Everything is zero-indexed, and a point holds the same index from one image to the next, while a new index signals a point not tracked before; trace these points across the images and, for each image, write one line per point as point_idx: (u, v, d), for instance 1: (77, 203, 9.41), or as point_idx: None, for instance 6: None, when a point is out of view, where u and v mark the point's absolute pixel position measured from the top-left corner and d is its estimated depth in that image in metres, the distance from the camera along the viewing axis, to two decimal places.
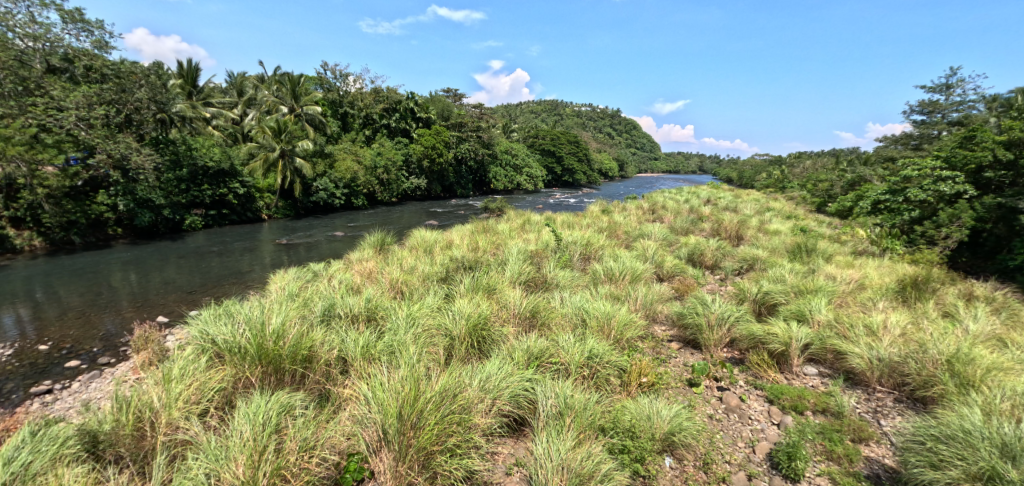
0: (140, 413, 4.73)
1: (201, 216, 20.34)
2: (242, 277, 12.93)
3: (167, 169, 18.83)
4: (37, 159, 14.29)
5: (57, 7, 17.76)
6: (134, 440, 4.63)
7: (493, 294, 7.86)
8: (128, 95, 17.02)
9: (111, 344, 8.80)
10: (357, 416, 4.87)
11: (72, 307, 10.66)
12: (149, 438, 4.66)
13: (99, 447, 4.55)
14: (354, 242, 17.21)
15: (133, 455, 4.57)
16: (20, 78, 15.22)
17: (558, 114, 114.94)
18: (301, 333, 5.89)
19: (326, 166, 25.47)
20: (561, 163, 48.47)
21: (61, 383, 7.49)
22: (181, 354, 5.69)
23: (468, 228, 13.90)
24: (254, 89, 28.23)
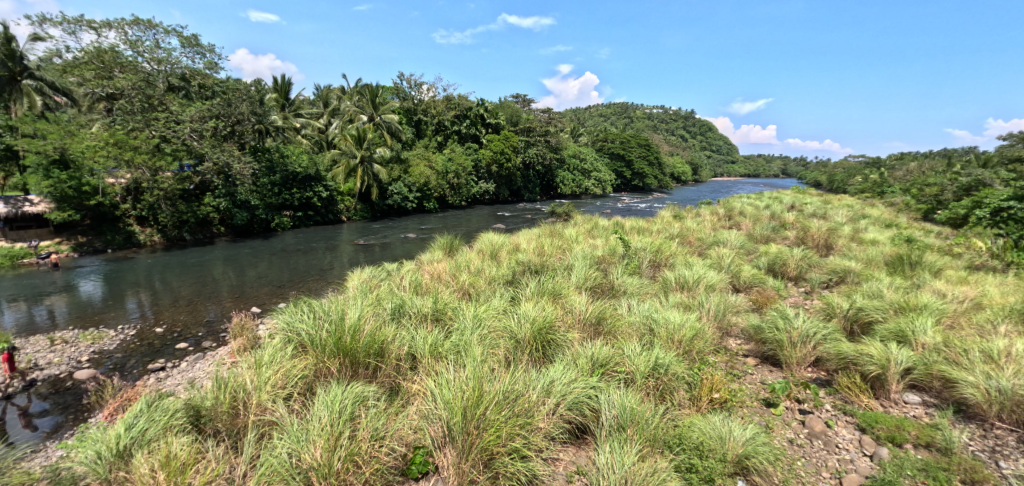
0: (235, 393, 5.22)
1: (290, 217, 22.09)
2: (323, 274, 13.83)
3: (263, 175, 20.65)
4: (158, 166, 16.79)
5: (178, 34, 20.12)
6: (230, 417, 5.09)
7: (558, 298, 7.85)
8: (232, 109, 18.87)
9: (212, 330, 9.78)
10: (424, 412, 5.05)
11: (182, 296, 12.00)
12: (242, 416, 5.11)
13: (201, 421, 5.06)
14: (424, 244, 17.84)
15: (228, 430, 5.04)
16: (147, 97, 17.73)
17: (628, 116, 112.10)
18: (375, 329, 6.21)
19: (401, 171, 26.58)
20: (630, 167, 47.18)
21: (172, 362, 8.42)
22: (271, 342, 6.23)
23: (536, 232, 13.93)
24: (338, 100, 30.11)
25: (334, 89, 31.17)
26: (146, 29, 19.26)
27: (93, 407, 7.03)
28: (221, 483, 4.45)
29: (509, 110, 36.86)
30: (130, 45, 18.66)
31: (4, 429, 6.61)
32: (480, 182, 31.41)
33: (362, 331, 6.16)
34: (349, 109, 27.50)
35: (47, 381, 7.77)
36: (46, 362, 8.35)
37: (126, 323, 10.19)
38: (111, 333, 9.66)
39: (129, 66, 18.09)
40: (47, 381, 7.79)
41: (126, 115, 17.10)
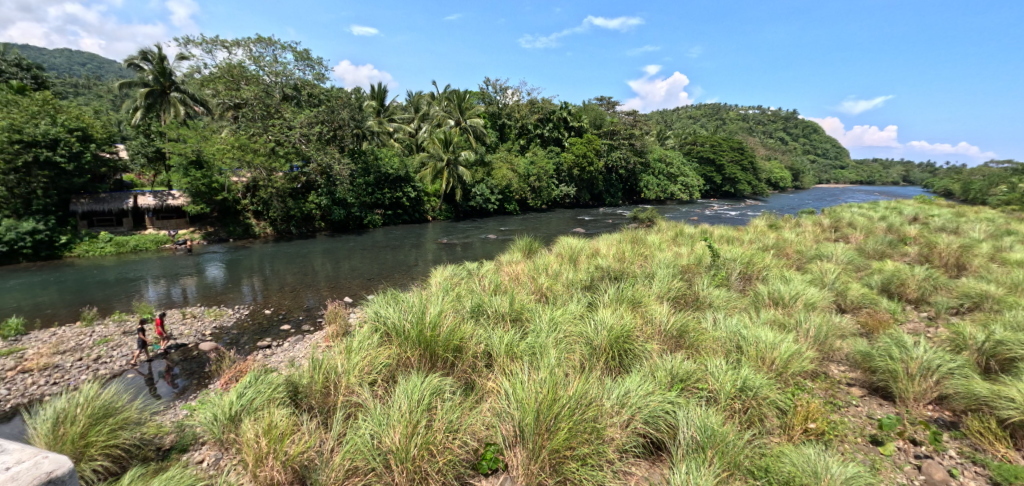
0: (327, 375, 5.68)
1: (381, 215, 23.53)
2: (409, 269, 14.53)
3: (359, 176, 22.18)
4: (272, 167, 18.73)
5: (292, 49, 22.25)
6: (322, 395, 5.55)
7: (638, 307, 7.56)
8: (335, 116, 20.43)
9: (311, 315, 10.68)
10: (497, 409, 5.10)
11: (288, 283, 13.23)
12: (333, 396, 5.52)
13: (298, 397, 5.56)
14: (505, 245, 18.09)
15: (320, 408, 5.47)
16: (266, 105, 19.73)
17: (722, 118, 105.60)
18: (454, 325, 6.42)
19: (485, 173, 27.18)
20: (721, 172, 44.09)
21: (277, 341, 9.30)
22: (360, 330, 6.69)
23: (616, 237, 13.57)
24: (428, 106, 31.47)
25: (425, 94, 32.58)
26: (267, 46, 21.54)
27: (213, 375, 7.95)
28: (312, 455, 4.77)
29: (593, 113, 35.30)
30: (254, 60, 20.89)
31: (145, 387, 7.65)
32: (561, 185, 31.27)
33: (442, 326, 6.38)
34: (438, 113, 28.35)
35: (179, 349, 8.94)
36: (178, 332, 9.62)
37: (241, 304, 11.42)
38: (229, 312, 10.89)
39: (252, 80, 20.26)
40: (178, 349, 8.95)
41: (249, 122, 19.17)
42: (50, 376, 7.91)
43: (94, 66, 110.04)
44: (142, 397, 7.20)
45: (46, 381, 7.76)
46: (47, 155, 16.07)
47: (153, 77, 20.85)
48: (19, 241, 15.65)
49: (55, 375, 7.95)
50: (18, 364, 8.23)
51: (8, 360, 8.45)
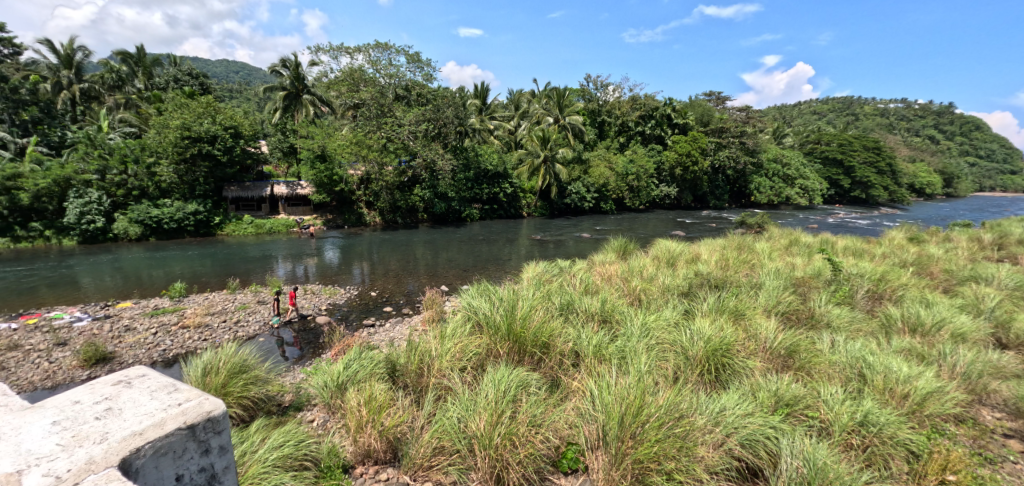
0: (422, 357, 5.95)
1: (478, 209, 24.37)
2: (502, 263, 14.81)
3: (460, 171, 23.08)
4: (383, 161, 20.20)
5: (405, 52, 23.67)
6: (416, 376, 5.82)
7: (740, 320, 6.94)
8: (440, 114, 21.33)
9: (410, 299, 11.32)
10: (581, 409, 4.96)
11: (392, 268, 14.18)
12: (426, 378, 5.77)
13: (396, 375, 5.91)
14: (599, 244, 17.70)
15: (414, 387, 5.74)
16: (380, 105, 21.16)
17: (855, 113, 93.61)
18: (543, 322, 6.42)
19: (582, 171, 26.81)
20: (850, 175, 38.82)
21: (380, 321, 9.99)
22: (455, 318, 6.99)
23: (720, 243, 12.62)
24: (528, 103, 31.69)
25: (526, 92, 32.93)
26: (383, 50, 23.13)
27: (325, 346, 8.71)
28: (404, 429, 5.00)
29: (700, 109, 32.25)
30: (372, 64, 22.60)
31: (272, 351, 8.59)
32: (661, 185, 29.93)
33: (531, 322, 6.44)
34: (537, 111, 28.49)
35: (300, 320, 10.01)
36: (301, 305, 10.78)
37: (351, 285, 12.47)
38: (341, 291, 11.93)
39: (370, 82, 21.87)
40: (300, 320, 10.01)
41: (365, 120, 20.73)
42: (201, 332, 9.21)
43: (245, 74, 126.43)
44: (270, 358, 8.05)
45: (198, 336, 9.05)
46: (207, 149, 18.99)
47: (290, 80, 23.26)
48: (185, 220, 18.81)
49: (205, 332, 9.24)
50: (180, 320, 9.76)
51: (173, 316, 10.05)
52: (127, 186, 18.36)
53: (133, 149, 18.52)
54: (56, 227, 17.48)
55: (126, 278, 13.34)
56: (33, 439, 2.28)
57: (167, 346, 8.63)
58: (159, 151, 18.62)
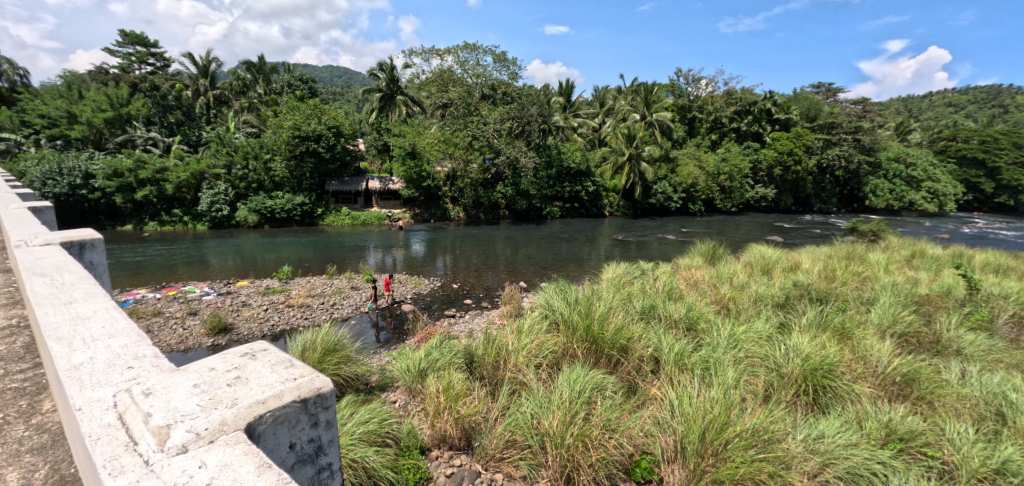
0: (498, 351, 6.00)
1: (559, 207, 24.35)
2: (582, 263, 14.56)
3: (543, 169, 23.12)
4: (468, 158, 20.96)
5: (492, 52, 24.05)
6: (493, 368, 5.86)
7: (846, 339, 6.20)
8: (524, 112, 21.37)
9: (489, 293, 11.47)
10: (657, 419, 4.66)
11: (473, 263, 14.48)
12: (501, 371, 5.78)
13: (473, 365, 6.01)
14: (684, 248, 16.81)
15: (490, 378, 5.78)
16: (466, 104, 21.62)
17: (1003, 105, 80.60)
18: (622, 324, 6.20)
19: (668, 170, 25.72)
20: (994, 178, 33.47)
21: (460, 312, 10.24)
22: (532, 314, 7.02)
23: (825, 251, 11.41)
24: (614, 100, 30.89)
25: (613, 88, 32.18)
26: (471, 51, 23.68)
27: (409, 333, 9.09)
28: (479, 419, 5.02)
29: (805, 103, 29.89)
30: (460, 64, 23.29)
31: (363, 333, 9.15)
32: (757, 186, 27.91)
33: (609, 323, 6.24)
34: (624, 108, 27.61)
35: (389, 306, 10.54)
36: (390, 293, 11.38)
37: (434, 277, 12.91)
38: (425, 282, 12.40)
39: (457, 82, 22.53)
40: (388, 306, 10.56)
41: (452, 119, 21.35)
42: (303, 312, 10.02)
43: (347, 78, 136.15)
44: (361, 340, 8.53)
45: (300, 315, 9.85)
46: (313, 147, 20.68)
47: (386, 83, 24.63)
48: (293, 211, 20.63)
49: (306, 312, 10.06)
50: (286, 300, 10.72)
51: (280, 296, 11.04)
52: (247, 180, 20.53)
53: (253, 147, 20.60)
54: (191, 213, 20.11)
55: (242, 260, 14.89)
56: (166, 398, 1.77)
57: (274, 321, 9.49)
58: (274, 148, 20.79)
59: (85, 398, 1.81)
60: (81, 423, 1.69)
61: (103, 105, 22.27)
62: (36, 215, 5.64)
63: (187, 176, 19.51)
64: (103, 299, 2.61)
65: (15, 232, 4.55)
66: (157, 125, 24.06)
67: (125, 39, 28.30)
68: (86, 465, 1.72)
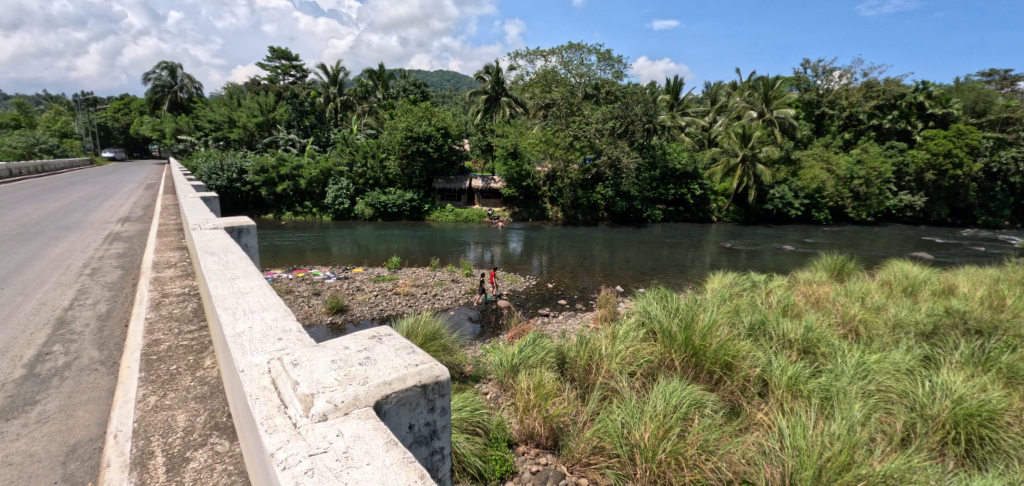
0: (591, 354, 5.89)
1: (662, 210, 23.61)
2: (684, 270, 13.81)
3: (645, 170, 22.38)
4: (567, 158, 20.82)
5: (597, 51, 23.72)
6: (584, 371, 5.77)
7: (1013, 383, 5.18)
8: (628, 112, 20.65)
9: (584, 296, 11.32)
10: (763, 447, 4.24)
11: (569, 264, 14.39)
12: (593, 375, 5.66)
13: (565, 366, 5.98)
14: (804, 260, 15.23)
15: (581, 382, 5.69)
16: (569, 104, 21.31)
17: None
18: (728, 339, 5.76)
19: (789, 173, 23.56)
20: None
21: (554, 312, 10.23)
22: (628, 321, 6.81)
23: (990, 274, 9.64)
24: (727, 96, 28.89)
25: (727, 84, 30.06)
26: (576, 51, 23.58)
27: (503, 328, 9.26)
28: (567, 421, 4.95)
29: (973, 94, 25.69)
30: (564, 64, 23.31)
31: (460, 324, 9.53)
32: (900, 193, 24.47)
33: (714, 337, 5.82)
34: (738, 105, 25.61)
35: (486, 301, 10.82)
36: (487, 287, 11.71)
37: (530, 275, 13.04)
38: (521, 279, 12.58)
39: (560, 82, 22.53)
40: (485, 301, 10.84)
41: (554, 119, 21.35)
42: (407, 299, 10.69)
43: (455, 81, 142.56)
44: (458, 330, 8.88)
45: (405, 303, 10.49)
46: (423, 147, 21.90)
47: (491, 85, 25.44)
48: (403, 206, 22.09)
49: (410, 300, 10.70)
50: (393, 288, 11.50)
51: (388, 284, 11.85)
52: (365, 177, 22.41)
53: (371, 147, 22.32)
54: (319, 205, 22.47)
55: (357, 250, 16.26)
56: (310, 369, 1.54)
57: (383, 306, 10.25)
58: (388, 149, 22.10)
59: (246, 361, 1.75)
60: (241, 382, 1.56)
61: (255, 111, 25.78)
62: (204, 204, 6.63)
63: (317, 173, 21.79)
64: (258, 278, 2.95)
65: (191, 217, 5.44)
66: (295, 128, 27.23)
67: (272, 54, 32.23)
68: (246, 429, 1.59)
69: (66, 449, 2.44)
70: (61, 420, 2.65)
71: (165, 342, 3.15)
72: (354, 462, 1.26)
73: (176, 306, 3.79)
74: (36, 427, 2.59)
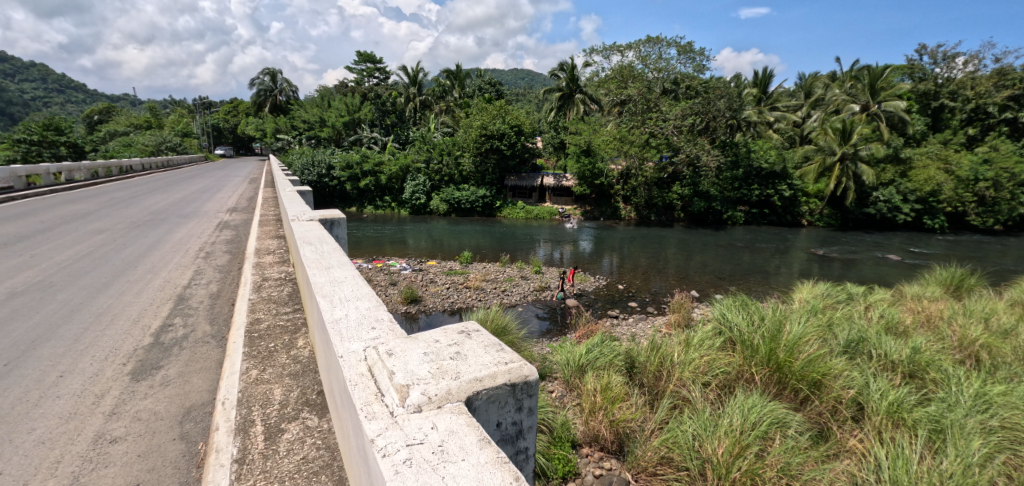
0: (662, 360, 5.66)
1: (744, 212, 22.26)
2: (768, 277, 12.91)
3: (727, 169, 21.21)
4: (644, 156, 20.44)
5: (677, 44, 22.78)
6: (654, 377, 5.55)
7: None
8: (711, 106, 19.53)
9: (657, 299, 10.94)
10: (856, 478, 3.85)
11: (641, 265, 13.97)
12: (664, 382, 5.43)
13: (634, 371, 5.80)
14: (911, 271, 13.66)
15: (650, 388, 5.48)
16: (646, 100, 20.60)
17: None
18: (817, 355, 5.30)
19: (897, 174, 21.30)
20: None
21: (624, 314, 9.99)
22: (703, 328, 6.48)
23: None
24: (824, 89, 26.59)
25: (825, 77, 27.63)
26: (655, 45, 22.83)
27: (571, 327, 9.17)
28: (634, 427, 4.73)
29: None
30: (642, 59, 22.66)
31: (528, 320, 9.56)
32: None
33: (800, 352, 5.37)
34: (837, 98, 23.43)
35: (554, 299, 10.75)
36: (555, 285, 11.64)
37: (601, 275, 12.84)
38: (592, 279, 12.43)
39: (637, 78, 21.87)
40: (554, 299, 10.79)
41: (630, 115, 20.76)
42: (478, 294, 10.89)
43: (530, 79, 143.39)
44: (526, 327, 8.92)
45: (475, 297, 10.70)
46: (497, 145, 22.22)
47: (566, 82, 25.26)
48: (476, 202, 22.60)
49: (480, 294, 10.92)
50: (464, 281, 11.78)
51: (459, 277, 12.15)
52: (440, 174, 23.18)
53: (447, 145, 23.09)
54: (398, 200, 23.54)
55: (431, 243, 16.86)
56: (404, 360, 1.60)
57: (454, 299, 10.53)
58: (464, 146, 22.77)
59: (344, 348, 1.84)
60: (340, 368, 1.64)
61: (343, 111, 27.56)
62: (300, 196, 7.18)
63: (396, 170, 22.89)
64: (350, 267, 3.13)
65: (290, 208, 5.90)
66: (378, 127, 28.71)
67: (359, 57, 34.15)
68: (344, 411, 1.68)
69: (182, 410, 2.73)
70: (179, 385, 2.96)
71: (265, 321, 3.44)
72: (448, 454, 1.28)
73: (274, 289, 4.13)
74: (160, 389, 2.91)
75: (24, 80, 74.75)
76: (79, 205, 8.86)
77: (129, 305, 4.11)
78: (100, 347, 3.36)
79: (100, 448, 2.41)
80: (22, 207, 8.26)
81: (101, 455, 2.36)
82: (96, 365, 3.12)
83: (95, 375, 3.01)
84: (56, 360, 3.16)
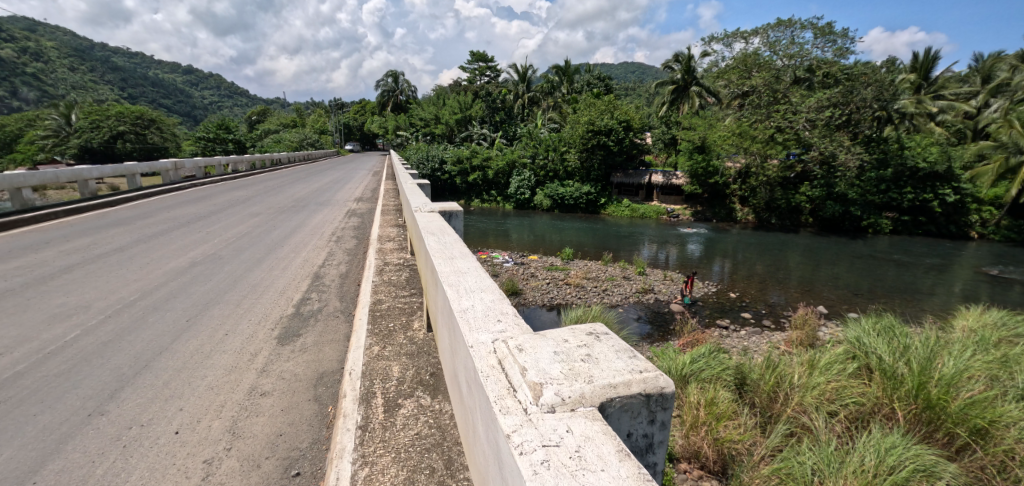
0: (779, 381, 5.12)
1: (892, 220, 19.31)
2: (920, 297, 11.07)
3: (870, 168, 18.91)
4: (768, 154, 18.63)
5: (814, 26, 20.34)
6: (768, 399, 5.04)
7: None
8: (854, 97, 16.84)
9: (775, 311, 9.95)
10: None
11: (758, 273, 12.79)
12: (780, 405, 4.90)
13: (744, 388, 5.32)
14: None
15: (763, 410, 4.98)
16: (774, 91, 18.69)
17: None
18: (983, 396, 4.42)
19: None
20: None
21: (734, 325, 9.21)
22: (832, 350, 5.78)
23: None
24: (1011, 72, 21.98)
25: (1012, 57, 22.79)
26: (787, 28, 20.66)
27: (674, 333, 8.69)
28: (742, 449, 4.32)
29: None
30: (769, 45, 20.65)
31: (628, 322, 9.22)
32: None
33: (960, 391, 4.51)
34: None
35: (657, 304, 10.25)
36: (659, 289, 11.12)
37: (711, 281, 11.99)
38: (700, 285, 11.68)
39: (763, 67, 19.97)
40: (657, 303, 10.30)
41: (755, 108, 19.06)
42: (578, 291, 10.76)
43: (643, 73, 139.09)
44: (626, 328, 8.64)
45: (574, 294, 10.58)
46: (604, 141, 21.75)
47: (680, 74, 23.86)
48: (580, 199, 22.38)
49: (580, 292, 10.77)
50: (565, 278, 11.73)
51: (560, 273, 12.12)
52: (546, 169, 23.34)
53: (553, 141, 23.16)
54: (503, 194, 24.11)
55: (532, 238, 17.01)
56: (535, 357, 1.60)
57: (553, 294, 10.52)
58: (570, 142, 22.66)
59: (474, 338, 1.89)
60: (472, 357, 1.69)
61: (456, 109, 29.06)
62: (418, 189, 7.68)
63: (503, 165, 23.48)
64: (471, 259, 3.24)
65: (412, 199, 6.34)
66: (488, 123, 29.67)
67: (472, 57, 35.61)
68: (474, 398, 1.73)
69: (316, 375, 3.04)
70: (314, 352, 3.30)
71: (386, 302, 3.72)
72: (583, 458, 1.26)
73: (393, 273, 4.43)
74: (300, 354, 3.28)
75: (205, 87, 89.51)
76: (240, 192, 10.32)
77: (277, 278, 4.70)
78: (256, 312, 3.88)
79: (253, 399, 2.76)
80: (199, 192, 9.88)
81: (254, 405, 2.71)
82: (251, 328, 3.60)
83: (251, 337, 3.48)
84: (223, 320, 3.71)
